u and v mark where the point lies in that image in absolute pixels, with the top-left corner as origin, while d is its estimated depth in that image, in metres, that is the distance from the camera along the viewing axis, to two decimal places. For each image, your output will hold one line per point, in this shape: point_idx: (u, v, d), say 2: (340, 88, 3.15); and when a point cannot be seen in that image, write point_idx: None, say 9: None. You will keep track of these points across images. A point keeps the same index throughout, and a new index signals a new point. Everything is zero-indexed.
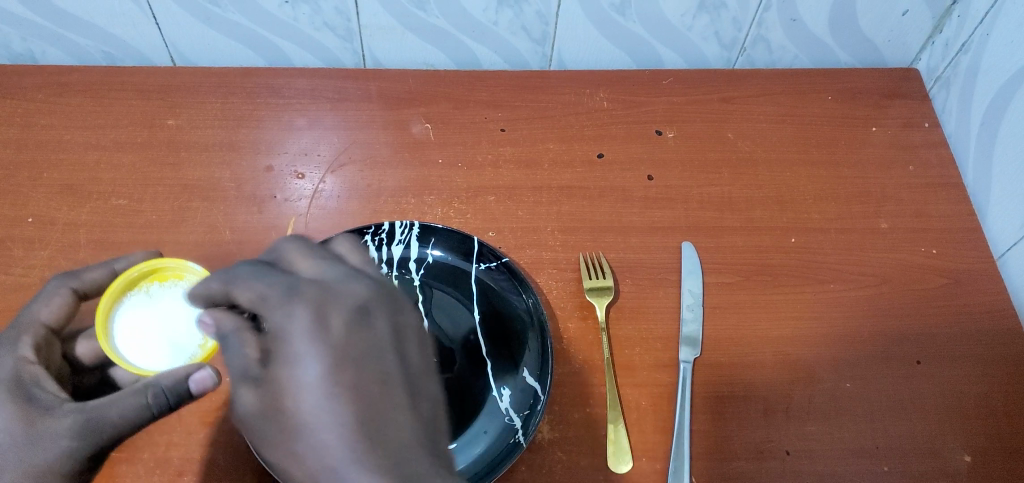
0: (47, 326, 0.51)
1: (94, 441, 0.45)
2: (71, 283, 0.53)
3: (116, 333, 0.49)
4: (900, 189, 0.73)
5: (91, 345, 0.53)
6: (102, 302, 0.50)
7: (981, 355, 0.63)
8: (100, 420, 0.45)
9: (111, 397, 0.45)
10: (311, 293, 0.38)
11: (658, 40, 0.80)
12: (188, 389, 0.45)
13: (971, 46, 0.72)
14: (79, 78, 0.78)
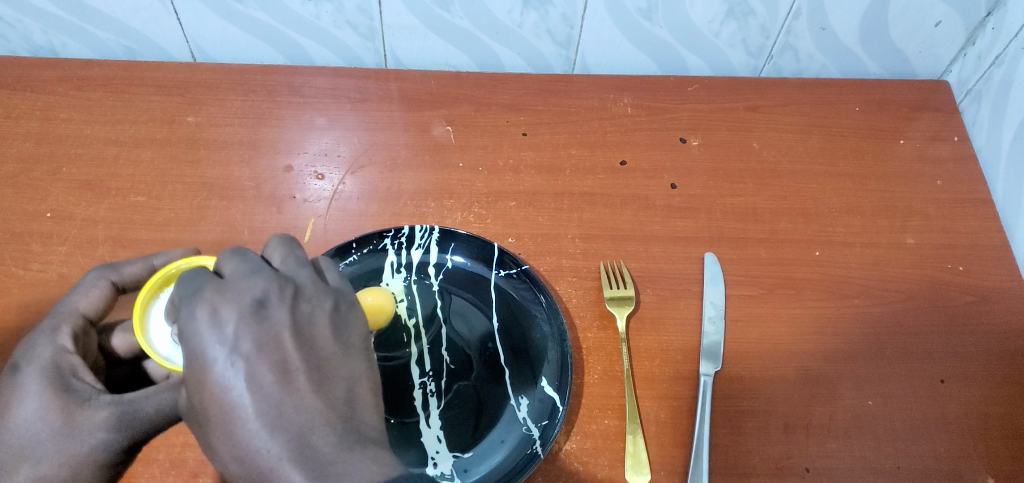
0: (86, 316, 0.50)
1: (130, 434, 0.45)
2: (110, 276, 0.52)
3: (154, 330, 0.46)
4: (928, 204, 0.72)
5: (127, 337, 0.51)
6: (139, 298, 0.47)
7: (1007, 376, 0.62)
8: (136, 413, 0.44)
9: (147, 390, 0.45)
10: (207, 294, 0.37)
11: (683, 46, 0.78)
12: None
13: (1005, 59, 0.71)
14: (99, 72, 0.77)
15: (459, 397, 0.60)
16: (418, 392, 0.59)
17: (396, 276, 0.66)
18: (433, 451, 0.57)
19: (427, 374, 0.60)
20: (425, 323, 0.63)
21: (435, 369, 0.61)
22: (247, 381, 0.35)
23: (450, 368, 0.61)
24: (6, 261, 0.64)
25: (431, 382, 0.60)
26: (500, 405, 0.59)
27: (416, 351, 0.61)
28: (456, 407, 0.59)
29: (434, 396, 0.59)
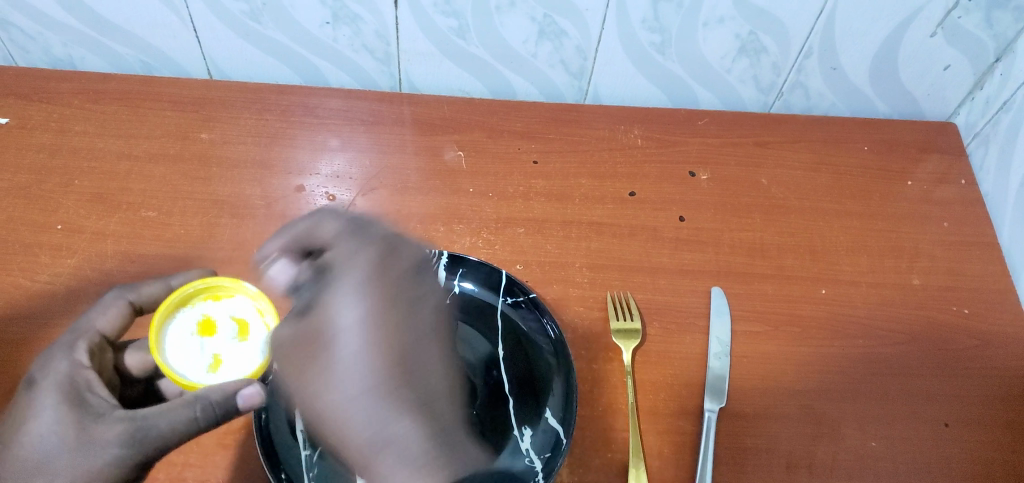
0: (103, 335, 0.53)
1: (142, 450, 0.46)
2: (128, 296, 0.55)
3: (166, 347, 0.52)
4: (934, 245, 0.72)
5: (140, 356, 0.54)
6: (155, 318, 0.53)
7: (1012, 422, 0.62)
8: (148, 429, 0.46)
9: (160, 408, 0.46)
10: (388, 269, 0.57)
11: (695, 80, 0.79)
12: (236, 406, 0.46)
13: (1014, 105, 0.71)
14: (115, 86, 0.78)
15: None
16: None
17: None
18: None
19: None
20: None
21: None
22: (416, 328, 0.57)
23: None
24: (14, 272, 0.64)
25: None
26: (504, 435, 0.59)
27: None
28: None
29: None
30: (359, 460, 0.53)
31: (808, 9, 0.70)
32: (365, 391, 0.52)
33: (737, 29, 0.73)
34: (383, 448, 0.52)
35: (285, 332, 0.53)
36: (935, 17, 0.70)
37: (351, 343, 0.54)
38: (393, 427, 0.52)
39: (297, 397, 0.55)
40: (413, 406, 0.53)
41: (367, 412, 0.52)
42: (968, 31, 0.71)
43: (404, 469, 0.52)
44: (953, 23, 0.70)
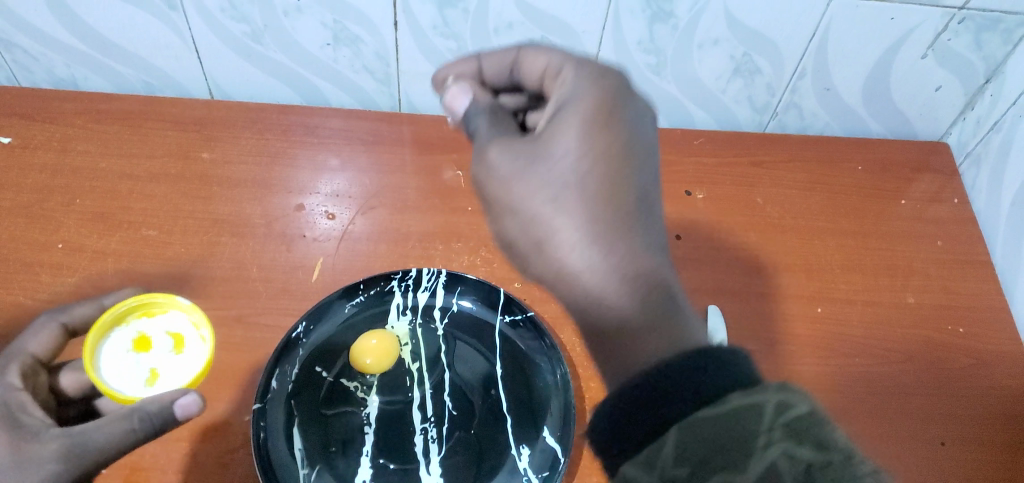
0: (36, 357, 0.55)
1: (81, 464, 0.47)
2: (61, 317, 0.57)
3: (102, 365, 0.54)
4: (928, 264, 0.73)
5: (75, 376, 0.56)
6: (89, 337, 0.54)
7: (1007, 440, 0.62)
8: (86, 443, 0.47)
9: (97, 422, 0.48)
10: (625, 111, 0.59)
11: (690, 101, 0.80)
12: (175, 414, 0.48)
13: (1003, 126, 0.73)
14: (118, 106, 0.79)
15: (461, 443, 0.61)
16: (419, 437, 0.61)
17: (401, 319, 0.68)
18: None
19: (429, 419, 0.62)
20: (429, 368, 0.65)
21: (437, 415, 0.62)
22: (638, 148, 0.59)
23: (452, 414, 0.63)
24: (15, 292, 0.64)
25: (433, 428, 0.62)
26: (503, 452, 0.61)
27: (419, 395, 0.63)
28: (456, 454, 0.60)
29: (434, 442, 0.61)
30: (582, 302, 0.57)
31: (800, 32, 0.71)
32: (581, 213, 0.56)
33: (731, 51, 0.74)
34: (608, 285, 0.56)
35: (517, 150, 0.59)
36: (926, 39, 0.71)
37: (568, 167, 0.57)
38: (615, 248, 0.56)
39: (510, 216, 0.59)
40: (631, 241, 0.57)
41: (587, 239, 0.56)
42: (959, 53, 0.72)
43: (637, 287, 0.56)
44: (943, 45, 0.71)
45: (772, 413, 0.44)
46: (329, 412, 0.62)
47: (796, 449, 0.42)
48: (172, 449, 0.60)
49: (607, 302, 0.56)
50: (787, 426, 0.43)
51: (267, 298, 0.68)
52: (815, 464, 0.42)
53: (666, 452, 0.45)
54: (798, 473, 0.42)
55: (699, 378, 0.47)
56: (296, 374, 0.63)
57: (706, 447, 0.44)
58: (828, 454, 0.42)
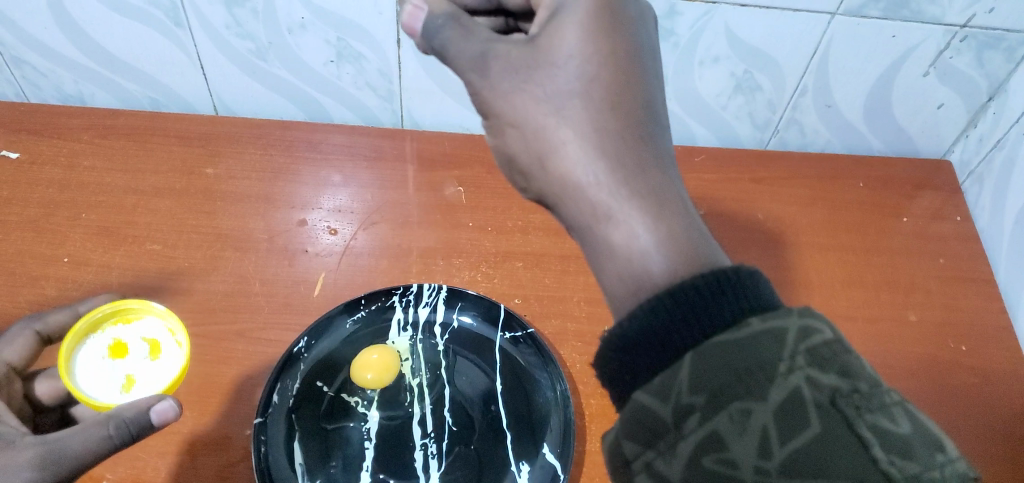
0: (12, 365, 0.59)
1: (56, 470, 0.49)
2: (35, 326, 0.61)
3: (77, 371, 0.58)
4: (930, 281, 0.73)
5: (48, 384, 0.60)
6: (65, 346, 0.59)
7: (1011, 461, 0.62)
8: (61, 450, 0.49)
9: (73, 430, 0.50)
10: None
11: (692, 117, 0.81)
12: (149, 421, 0.51)
13: (1006, 143, 0.73)
14: (125, 122, 0.80)
15: (461, 460, 0.61)
16: (419, 453, 0.61)
17: (402, 334, 0.68)
18: None
19: (429, 435, 0.62)
20: (429, 383, 0.66)
21: (437, 431, 0.63)
22: (643, 35, 0.44)
23: (452, 429, 0.63)
24: (20, 305, 0.65)
25: (433, 443, 0.62)
26: (503, 469, 0.60)
27: (419, 411, 0.64)
28: (456, 470, 0.60)
29: (434, 457, 0.61)
30: (617, 253, 0.39)
31: (801, 49, 0.71)
32: (600, 121, 0.40)
33: (732, 68, 0.74)
34: (651, 225, 0.39)
35: (505, 51, 0.43)
36: (927, 57, 0.71)
37: (575, 67, 0.41)
38: (651, 173, 0.40)
39: (508, 129, 0.43)
40: (668, 159, 0.42)
41: (612, 157, 0.40)
42: (961, 71, 0.72)
43: (686, 224, 0.39)
44: (945, 63, 0.71)
45: (794, 339, 0.33)
46: (329, 426, 0.62)
47: (820, 374, 0.32)
48: (172, 463, 0.60)
49: (655, 249, 0.38)
50: (811, 350, 0.33)
51: (268, 313, 0.68)
52: (844, 393, 0.32)
53: (677, 377, 0.33)
54: (827, 403, 0.31)
55: (723, 299, 0.34)
56: (296, 389, 0.64)
57: (724, 372, 0.32)
58: (857, 382, 0.32)
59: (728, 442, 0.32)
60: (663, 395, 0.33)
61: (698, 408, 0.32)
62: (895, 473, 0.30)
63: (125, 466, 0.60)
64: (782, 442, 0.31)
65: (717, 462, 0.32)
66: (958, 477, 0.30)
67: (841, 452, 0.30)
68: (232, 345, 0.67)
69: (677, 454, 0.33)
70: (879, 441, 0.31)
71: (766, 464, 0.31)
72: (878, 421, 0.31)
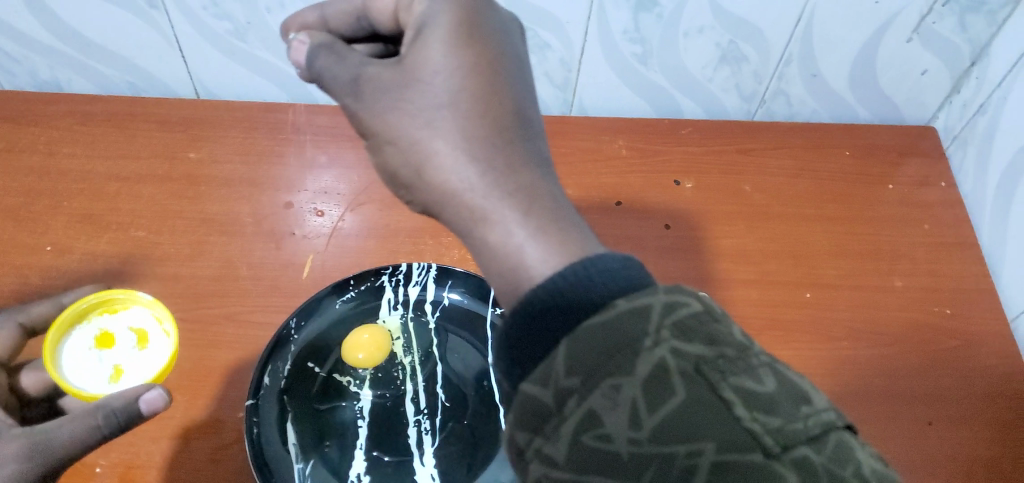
0: None
1: (43, 461, 0.49)
2: (18, 318, 0.61)
3: (64, 362, 0.58)
4: (915, 247, 0.74)
5: (35, 376, 0.60)
6: (50, 336, 0.58)
7: (993, 420, 0.63)
8: (49, 441, 0.49)
9: (60, 421, 0.50)
10: (492, 4, 0.43)
11: (677, 90, 0.80)
12: (139, 411, 0.51)
13: (989, 108, 0.73)
14: (103, 107, 0.78)
15: (455, 435, 0.62)
16: (413, 429, 0.62)
17: (393, 313, 0.68)
18: None
19: (422, 411, 0.63)
20: (421, 361, 0.66)
21: (430, 407, 0.63)
22: (510, 36, 0.43)
23: (445, 405, 0.63)
24: (5, 295, 0.65)
25: (426, 419, 0.62)
26: (495, 442, 0.61)
27: (412, 389, 0.64)
28: (450, 445, 0.61)
29: (428, 433, 0.62)
30: (496, 254, 0.39)
31: (785, 18, 0.71)
32: (469, 129, 0.39)
33: (717, 39, 0.74)
34: (524, 224, 0.38)
35: (374, 73, 0.42)
36: (910, 23, 0.71)
37: (441, 80, 0.40)
38: (525, 175, 0.39)
39: (385, 145, 0.42)
40: (545, 157, 0.41)
41: (482, 163, 0.39)
42: (944, 36, 0.72)
43: (560, 220, 0.39)
44: (928, 28, 0.71)
45: (661, 314, 0.33)
46: (322, 407, 0.62)
47: (686, 344, 0.32)
48: (165, 449, 0.60)
49: (529, 247, 0.38)
50: (677, 323, 0.33)
51: (257, 296, 0.68)
52: (709, 359, 0.32)
53: (555, 362, 0.33)
54: (692, 371, 0.31)
55: (598, 284, 0.35)
56: (288, 370, 0.64)
57: (596, 352, 0.32)
58: (722, 348, 0.32)
59: (603, 418, 0.31)
60: (544, 380, 0.33)
61: (576, 390, 0.31)
62: (757, 428, 0.30)
63: (119, 452, 0.60)
64: (651, 412, 0.30)
65: (595, 440, 0.31)
66: (820, 426, 0.31)
67: (708, 415, 0.30)
68: (223, 329, 0.67)
69: (561, 437, 0.31)
70: (742, 400, 0.30)
71: (637, 434, 0.30)
72: (741, 383, 0.31)
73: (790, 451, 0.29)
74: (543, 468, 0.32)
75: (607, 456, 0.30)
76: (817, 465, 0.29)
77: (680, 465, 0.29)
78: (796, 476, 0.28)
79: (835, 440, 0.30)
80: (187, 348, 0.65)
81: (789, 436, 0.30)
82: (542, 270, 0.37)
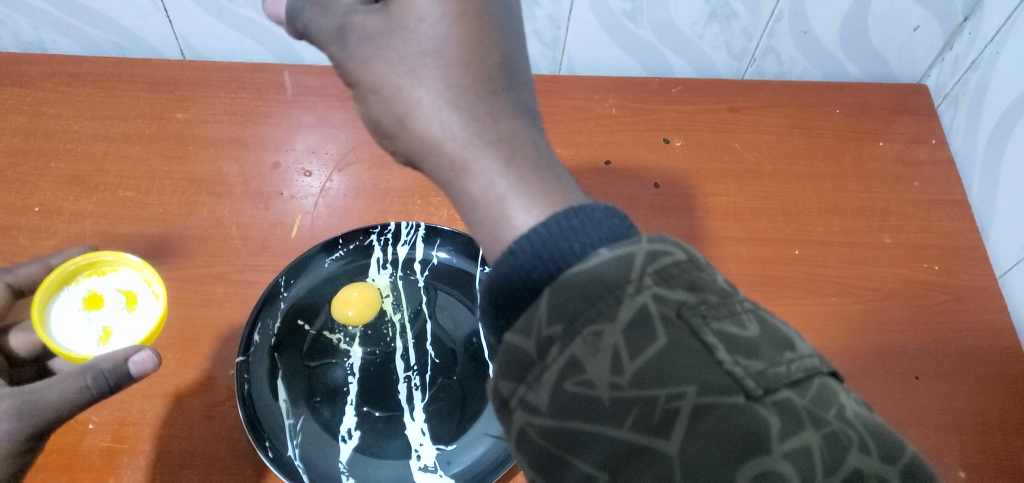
0: None
1: (33, 420, 0.49)
2: (7, 278, 0.61)
3: (52, 323, 0.58)
4: (905, 204, 0.74)
5: (25, 337, 0.60)
6: (38, 296, 0.58)
7: (978, 372, 0.63)
8: (36, 401, 0.49)
9: (48, 382, 0.50)
10: None
11: (668, 48, 0.80)
12: (128, 372, 0.52)
13: (981, 64, 0.73)
14: (89, 68, 0.78)
15: (445, 391, 0.62)
16: (403, 385, 0.62)
17: (382, 272, 0.68)
18: (417, 444, 0.59)
19: (412, 368, 0.63)
20: (411, 319, 0.66)
21: (420, 364, 0.64)
22: None
23: (435, 362, 0.64)
24: None
25: (416, 376, 0.63)
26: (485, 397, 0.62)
27: (402, 346, 0.64)
28: (440, 400, 0.62)
29: (418, 389, 0.62)
30: (477, 205, 0.37)
31: None
32: (452, 78, 0.38)
33: None
34: (506, 175, 0.36)
35: (359, 20, 0.41)
36: None
37: (426, 26, 0.39)
38: (507, 125, 0.38)
39: (365, 95, 0.41)
40: (530, 109, 0.40)
41: (465, 112, 0.38)
42: None
43: (540, 169, 0.37)
44: None
45: (644, 260, 0.31)
46: (312, 364, 0.63)
47: (669, 290, 0.30)
48: (157, 406, 0.61)
49: (511, 197, 0.36)
50: (661, 270, 0.31)
51: (246, 255, 0.68)
52: (692, 305, 0.30)
53: (537, 310, 0.30)
54: (675, 316, 0.29)
55: (578, 234, 0.33)
56: (278, 328, 0.64)
57: (578, 299, 0.30)
58: (705, 294, 0.31)
59: (584, 365, 0.29)
60: (526, 328, 0.30)
61: (558, 338, 0.29)
62: (740, 372, 0.29)
63: (111, 410, 0.61)
64: (633, 358, 0.29)
65: (577, 387, 0.29)
66: (804, 371, 0.30)
67: (690, 360, 0.29)
68: (212, 289, 0.67)
69: (542, 385, 0.29)
70: (725, 345, 0.29)
71: (620, 380, 0.29)
72: (723, 328, 0.30)
73: (772, 394, 0.28)
74: (526, 416, 0.30)
75: (588, 402, 0.29)
76: (799, 407, 0.28)
77: (661, 409, 0.28)
78: (778, 418, 0.28)
79: (816, 384, 0.29)
80: (178, 307, 0.65)
81: (772, 380, 0.29)
82: (524, 220, 0.36)
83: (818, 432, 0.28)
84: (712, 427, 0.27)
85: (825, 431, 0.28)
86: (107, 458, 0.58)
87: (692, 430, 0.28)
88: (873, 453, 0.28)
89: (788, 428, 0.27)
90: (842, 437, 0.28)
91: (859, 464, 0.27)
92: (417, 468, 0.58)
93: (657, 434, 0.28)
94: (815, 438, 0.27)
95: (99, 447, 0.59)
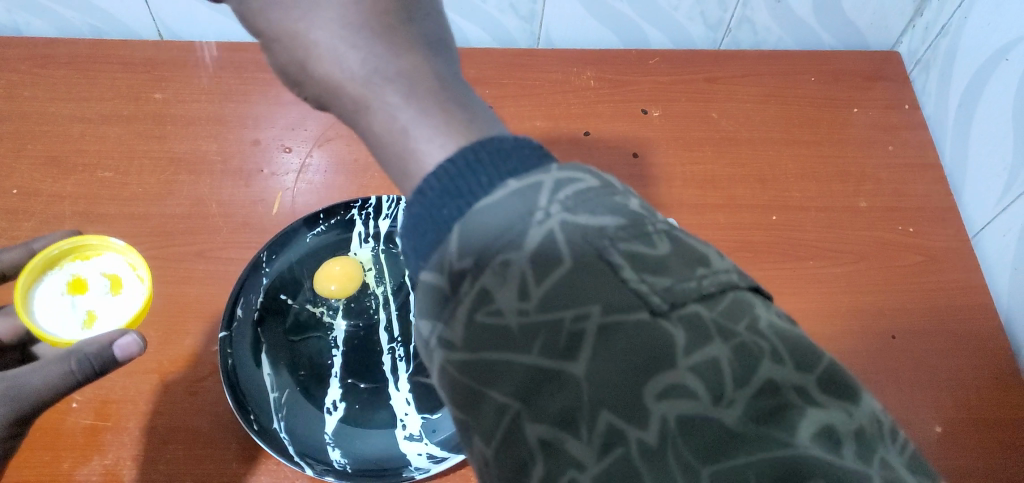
0: None
1: (20, 405, 0.49)
2: None
3: (35, 308, 0.56)
4: (880, 169, 0.75)
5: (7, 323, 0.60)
6: (20, 281, 0.56)
7: (952, 330, 0.65)
8: (22, 386, 0.49)
9: (33, 365, 0.49)
10: None
11: (644, 20, 0.81)
12: (114, 356, 0.51)
13: (950, 30, 0.74)
14: (64, 50, 0.77)
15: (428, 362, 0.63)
16: (388, 357, 0.63)
17: (364, 246, 0.69)
18: (402, 413, 0.60)
19: (397, 339, 0.64)
20: (394, 291, 0.67)
21: (404, 335, 0.64)
22: None
23: None
24: None
25: (400, 347, 0.63)
26: None
27: (385, 318, 0.65)
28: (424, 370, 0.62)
29: (403, 360, 0.63)
30: (382, 142, 0.36)
31: None
32: (350, 16, 0.38)
33: None
34: (407, 107, 0.36)
35: None
36: None
37: None
38: (407, 58, 0.37)
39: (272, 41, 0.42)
40: (437, 41, 0.39)
41: (363, 48, 0.38)
42: None
43: (444, 100, 0.36)
44: None
45: (551, 188, 0.29)
46: (296, 338, 0.63)
47: (575, 213, 0.28)
48: (140, 383, 0.61)
49: (413, 128, 0.35)
50: (569, 194, 0.29)
51: (227, 233, 0.68)
52: (597, 226, 0.28)
53: (446, 246, 0.29)
54: (580, 239, 0.28)
55: (487, 165, 0.31)
56: (260, 302, 0.63)
57: (484, 230, 0.28)
58: (614, 215, 0.29)
59: (492, 296, 0.27)
60: (437, 265, 0.29)
61: (468, 271, 0.28)
62: (646, 289, 0.27)
63: (93, 388, 0.60)
64: (538, 283, 0.27)
65: (486, 318, 0.27)
66: (715, 285, 0.27)
67: (594, 280, 0.27)
68: (191, 265, 0.67)
69: (456, 320, 0.28)
70: (630, 263, 0.27)
71: (525, 307, 0.27)
72: (630, 247, 0.28)
73: (680, 309, 0.26)
74: (443, 354, 0.29)
75: (497, 332, 0.27)
76: (708, 321, 0.26)
77: (567, 331, 0.26)
78: (684, 333, 0.26)
79: (730, 298, 0.27)
80: (160, 284, 0.65)
81: (680, 295, 0.27)
82: (425, 150, 0.34)
83: (727, 343, 0.25)
84: (617, 345, 0.26)
85: (734, 343, 0.26)
86: (91, 435, 0.58)
87: (599, 350, 0.26)
88: (787, 363, 0.26)
89: (694, 341, 0.25)
90: (751, 347, 0.26)
91: (771, 374, 0.25)
92: (402, 437, 0.58)
93: (565, 356, 0.26)
94: (724, 351, 0.25)
95: (82, 424, 0.59)
